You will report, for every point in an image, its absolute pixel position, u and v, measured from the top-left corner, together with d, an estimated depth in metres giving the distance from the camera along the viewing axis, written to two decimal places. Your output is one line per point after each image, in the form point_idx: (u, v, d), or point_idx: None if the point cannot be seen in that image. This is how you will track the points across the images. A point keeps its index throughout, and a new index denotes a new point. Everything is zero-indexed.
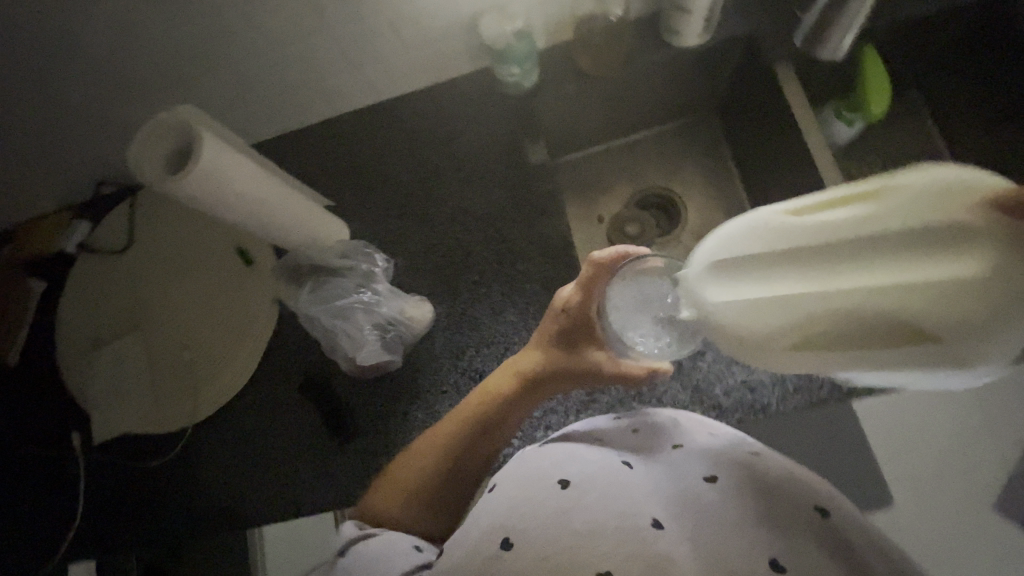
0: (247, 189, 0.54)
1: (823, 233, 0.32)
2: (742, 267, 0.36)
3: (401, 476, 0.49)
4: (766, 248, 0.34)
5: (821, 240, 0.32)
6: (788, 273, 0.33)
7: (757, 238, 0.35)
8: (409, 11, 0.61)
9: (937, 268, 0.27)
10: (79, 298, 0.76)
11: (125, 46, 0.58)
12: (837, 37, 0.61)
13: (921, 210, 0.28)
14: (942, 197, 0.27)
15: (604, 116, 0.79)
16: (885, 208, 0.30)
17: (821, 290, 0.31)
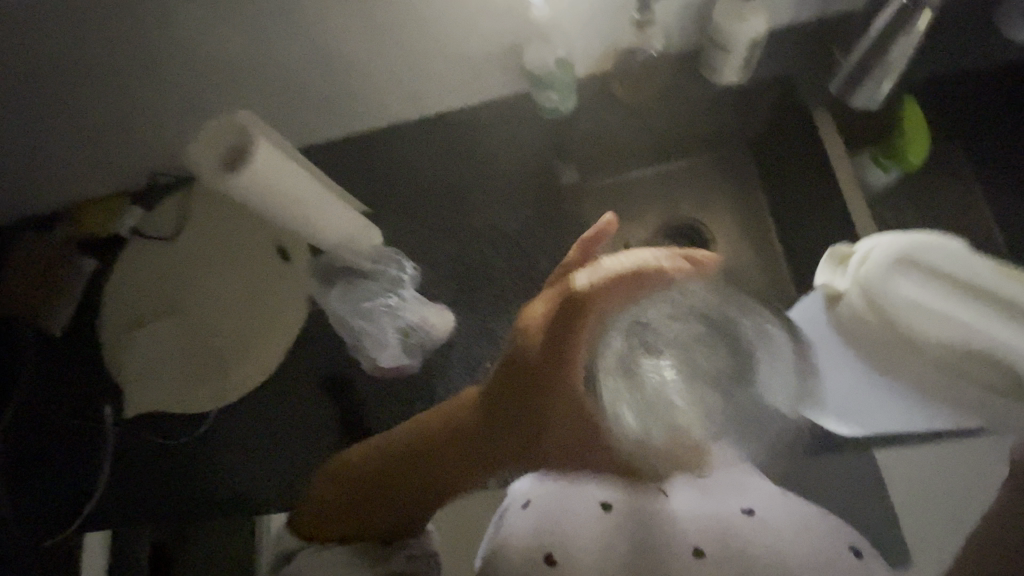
0: (294, 191, 0.57)
1: (998, 288, 0.38)
2: (920, 275, 0.39)
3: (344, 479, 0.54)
4: (950, 273, 0.38)
5: (992, 291, 0.38)
6: (956, 299, 0.38)
7: (965, 262, 0.38)
8: (460, 36, 0.65)
9: None
10: (123, 279, 0.80)
11: (195, 54, 0.63)
12: (875, 82, 0.65)
13: None
14: None
15: (637, 146, 0.81)
16: None
17: (976, 326, 0.37)
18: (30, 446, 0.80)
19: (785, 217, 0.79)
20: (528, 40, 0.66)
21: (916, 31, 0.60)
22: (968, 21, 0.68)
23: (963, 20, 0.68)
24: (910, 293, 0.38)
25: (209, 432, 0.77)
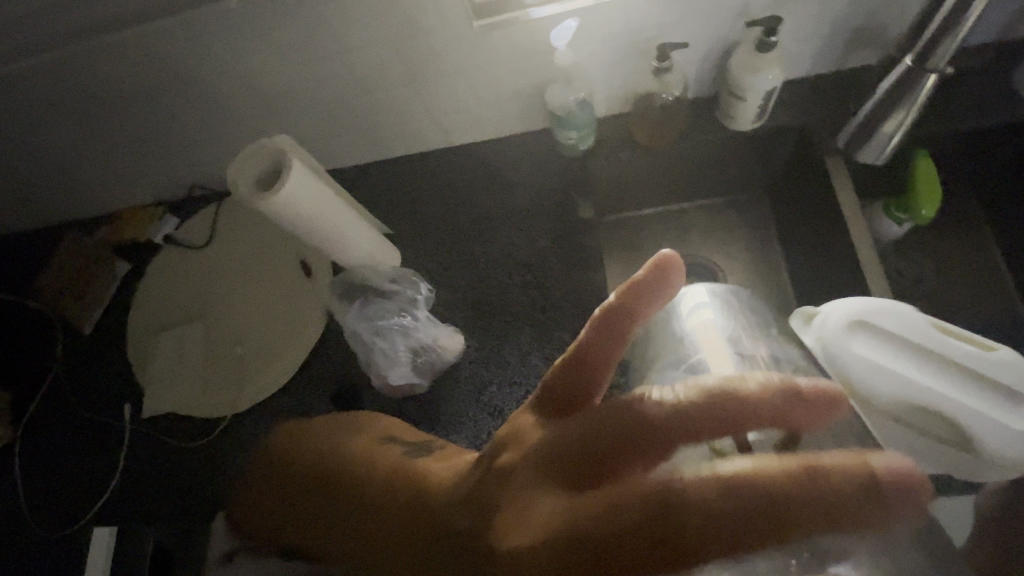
0: (323, 212, 0.60)
1: (935, 347, 0.52)
2: (876, 336, 0.52)
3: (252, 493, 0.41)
4: (899, 333, 0.52)
5: (930, 350, 0.52)
6: (901, 355, 0.52)
7: (910, 326, 0.52)
8: (489, 74, 0.69)
9: (973, 397, 0.51)
10: (156, 284, 0.85)
11: (242, 81, 0.68)
12: (880, 137, 0.66)
13: (993, 369, 0.51)
14: (1005, 369, 0.50)
15: (655, 183, 0.83)
16: (984, 357, 0.51)
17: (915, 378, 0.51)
18: (51, 438, 0.83)
19: (801, 259, 0.79)
20: (551, 81, 0.70)
21: (922, 92, 0.61)
22: (984, 80, 0.70)
23: (979, 79, 0.70)
24: (862, 350, 0.52)
25: (216, 439, 0.76)
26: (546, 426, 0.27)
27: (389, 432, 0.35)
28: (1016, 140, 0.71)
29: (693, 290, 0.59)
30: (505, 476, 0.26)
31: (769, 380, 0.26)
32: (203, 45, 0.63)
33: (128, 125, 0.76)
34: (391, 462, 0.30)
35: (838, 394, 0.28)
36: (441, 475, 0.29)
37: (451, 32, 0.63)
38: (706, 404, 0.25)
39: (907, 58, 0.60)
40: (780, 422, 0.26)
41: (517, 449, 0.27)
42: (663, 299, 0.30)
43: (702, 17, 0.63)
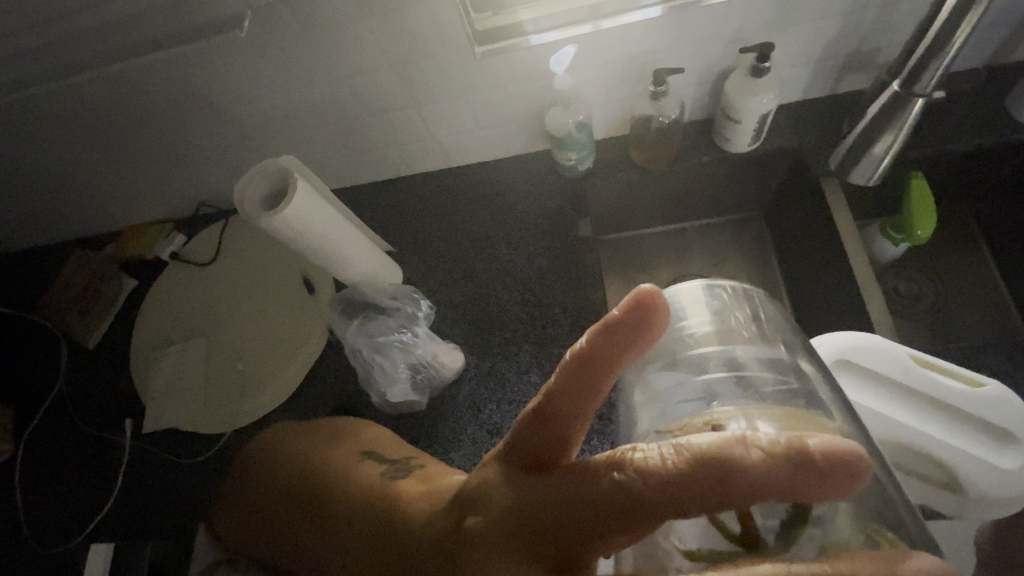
0: (326, 230, 0.62)
1: (921, 384, 0.52)
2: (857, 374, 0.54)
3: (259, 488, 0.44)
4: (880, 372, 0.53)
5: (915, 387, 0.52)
6: (884, 392, 0.53)
7: (892, 364, 0.53)
8: (489, 98, 0.71)
9: (960, 434, 0.51)
10: (161, 300, 0.86)
11: (250, 104, 0.70)
12: (870, 160, 0.67)
13: (981, 407, 0.50)
14: (995, 408, 0.50)
15: (653, 203, 0.84)
16: (974, 394, 0.51)
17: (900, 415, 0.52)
18: (53, 453, 0.84)
19: (799, 280, 0.79)
20: (551, 104, 0.72)
21: (910, 116, 0.62)
22: (976, 103, 0.71)
23: (971, 103, 0.71)
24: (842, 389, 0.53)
25: (216, 457, 0.76)
26: (523, 483, 0.33)
27: (370, 442, 0.49)
28: (1009, 162, 0.72)
29: (688, 285, 0.52)
30: (485, 535, 0.32)
31: (770, 444, 0.29)
32: (213, 70, 0.65)
33: (138, 145, 0.78)
34: (367, 481, 0.41)
35: (855, 452, 0.29)
36: (415, 507, 0.38)
37: (453, 58, 0.65)
38: (689, 470, 0.29)
39: (894, 84, 0.61)
40: (785, 491, 0.29)
41: (489, 509, 0.33)
42: (633, 341, 0.35)
43: (696, 44, 0.64)
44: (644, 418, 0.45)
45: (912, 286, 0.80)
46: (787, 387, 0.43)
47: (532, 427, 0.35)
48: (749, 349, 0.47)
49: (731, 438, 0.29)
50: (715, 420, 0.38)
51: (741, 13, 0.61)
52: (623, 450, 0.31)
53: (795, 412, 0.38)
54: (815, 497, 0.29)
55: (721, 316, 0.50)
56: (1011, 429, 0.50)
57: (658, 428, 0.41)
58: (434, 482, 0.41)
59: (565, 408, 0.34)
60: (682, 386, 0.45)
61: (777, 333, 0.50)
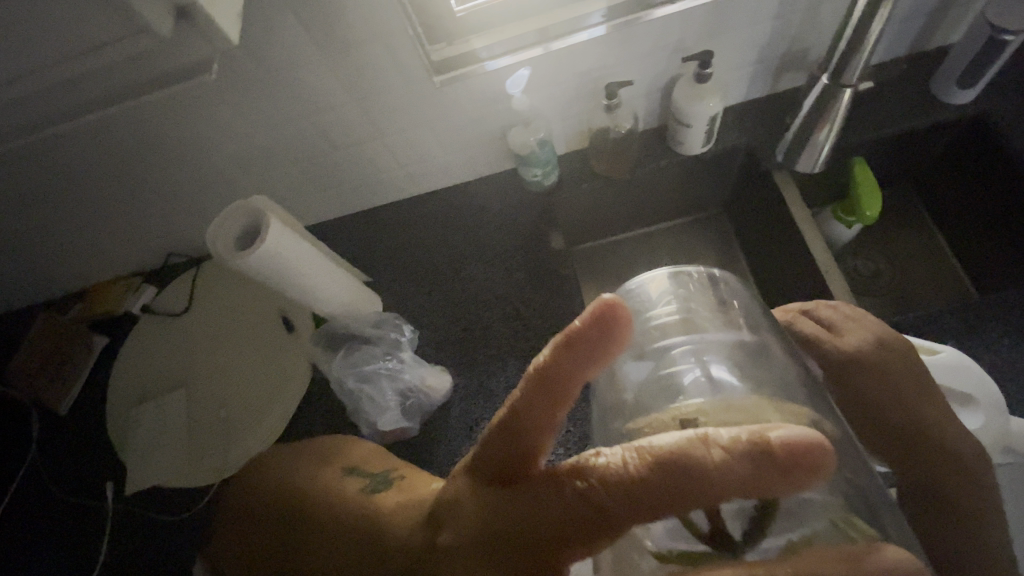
0: (301, 265, 0.62)
1: None
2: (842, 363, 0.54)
3: (272, 517, 0.49)
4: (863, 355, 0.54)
5: None
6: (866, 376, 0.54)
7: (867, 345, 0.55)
8: (448, 125, 0.73)
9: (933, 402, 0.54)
10: (136, 355, 0.84)
11: (213, 150, 0.71)
12: (814, 151, 0.72)
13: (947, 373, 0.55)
14: (956, 372, 0.55)
15: (620, 211, 0.87)
16: (938, 361, 0.56)
17: None
18: (32, 526, 0.80)
19: (764, 269, 0.83)
20: (512, 125, 0.75)
21: (842, 105, 0.67)
22: (902, 90, 0.77)
23: (899, 88, 0.77)
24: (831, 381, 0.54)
25: (207, 508, 0.74)
26: (488, 496, 0.33)
27: (359, 458, 0.52)
28: (942, 140, 0.78)
29: (653, 275, 0.53)
30: (455, 551, 0.33)
31: (729, 442, 0.29)
32: (174, 121, 0.65)
33: (102, 201, 0.78)
34: (350, 496, 0.44)
35: (820, 444, 0.29)
36: (396, 519, 0.40)
37: (411, 87, 0.66)
38: (647, 473, 0.29)
39: (822, 78, 0.66)
40: (746, 488, 0.29)
41: (460, 522, 0.34)
42: (596, 352, 0.34)
43: (641, 58, 0.68)
44: (626, 404, 0.47)
45: (868, 264, 0.85)
46: (753, 377, 0.44)
47: (495, 440, 0.34)
48: (717, 338, 0.48)
49: (691, 439, 0.29)
50: (683, 416, 0.40)
51: (678, 27, 0.65)
52: (586, 456, 0.32)
53: (766, 402, 0.41)
54: (778, 492, 0.29)
55: (687, 306, 0.51)
56: (971, 390, 0.55)
57: (632, 423, 0.43)
58: (413, 493, 0.42)
59: (525, 420, 0.34)
60: (653, 381, 0.46)
61: (742, 316, 0.52)
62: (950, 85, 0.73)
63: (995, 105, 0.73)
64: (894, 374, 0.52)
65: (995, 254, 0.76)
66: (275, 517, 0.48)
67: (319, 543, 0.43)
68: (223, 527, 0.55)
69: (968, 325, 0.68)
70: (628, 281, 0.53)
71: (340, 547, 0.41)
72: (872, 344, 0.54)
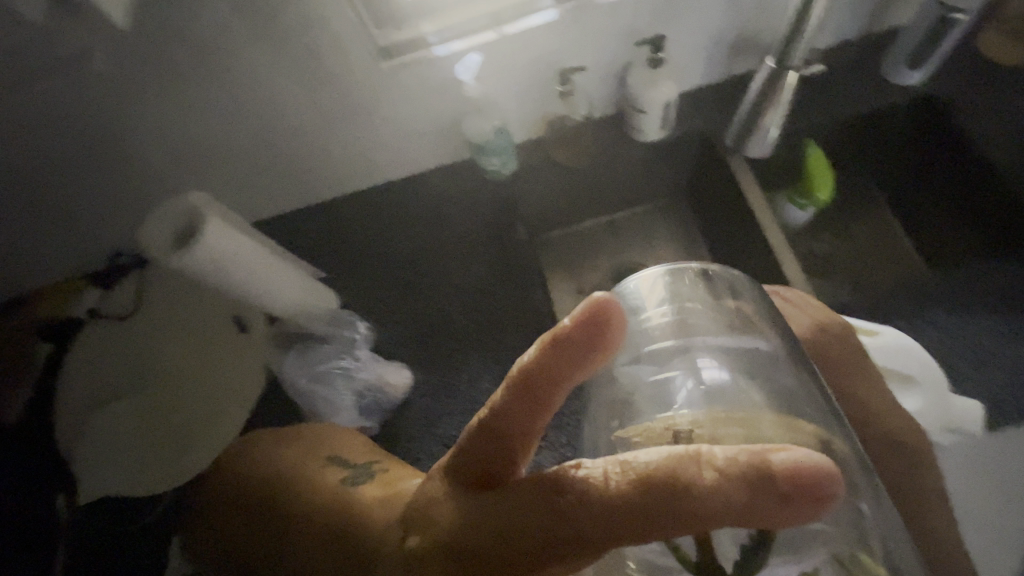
0: (247, 262, 0.60)
1: None
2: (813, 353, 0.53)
3: (238, 516, 0.48)
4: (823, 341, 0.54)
5: None
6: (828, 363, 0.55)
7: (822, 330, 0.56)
8: (399, 115, 0.71)
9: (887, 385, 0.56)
10: (81, 361, 0.78)
11: (149, 144, 0.67)
12: (762, 135, 0.72)
13: (888, 355, 0.58)
14: (895, 352, 0.58)
15: (582, 200, 0.87)
16: (877, 342, 0.59)
17: None
18: None
19: (723, 256, 0.84)
20: (466, 114, 0.73)
21: (786, 88, 0.68)
22: (854, 73, 0.77)
23: (851, 72, 0.77)
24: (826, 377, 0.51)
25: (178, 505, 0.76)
26: (458, 499, 0.30)
27: (337, 449, 0.52)
28: (894, 122, 0.79)
29: (647, 271, 0.49)
30: (422, 561, 0.29)
31: (726, 464, 0.25)
32: (105, 113, 0.62)
33: (38, 200, 0.74)
34: (327, 489, 0.43)
35: (828, 471, 0.25)
36: (374, 512, 0.37)
37: (357, 75, 0.64)
38: (630, 491, 0.25)
39: (768, 61, 0.67)
40: (739, 518, 0.25)
41: (426, 525, 0.31)
42: (587, 354, 0.31)
43: (596, 43, 0.67)
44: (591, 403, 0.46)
45: None
46: (750, 384, 0.43)
47: (470, 439, 0.31)
48: (710, 341, 0.46)
49: (682, 456, 0.25)
50: (678, 426, 0.37)
51: (630, 9, 0.64)
52: (564, 467, 0.28)
53: (778, 418, 0.38)
54: (777, 524, 0.25)
55: (681, 307, 0.48)
56: (910, 370, 0.58)
57: (620, 429, 0.42)
58: (393, 487, 0.41)
59: (504, 422, 0.30)
60: (644, 387, 0.44)
61: (739, 315, 0.49)
62: (899, 67, 0.74)
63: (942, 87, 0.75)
64: (846, 358, 0.53)
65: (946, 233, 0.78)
66: (240, 515, 0.47)
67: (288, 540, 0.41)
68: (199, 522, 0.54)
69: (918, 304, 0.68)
70: (621, 281, 0.49)
71: (310, 545, 0.39)
72: (822, 330, 0.55)
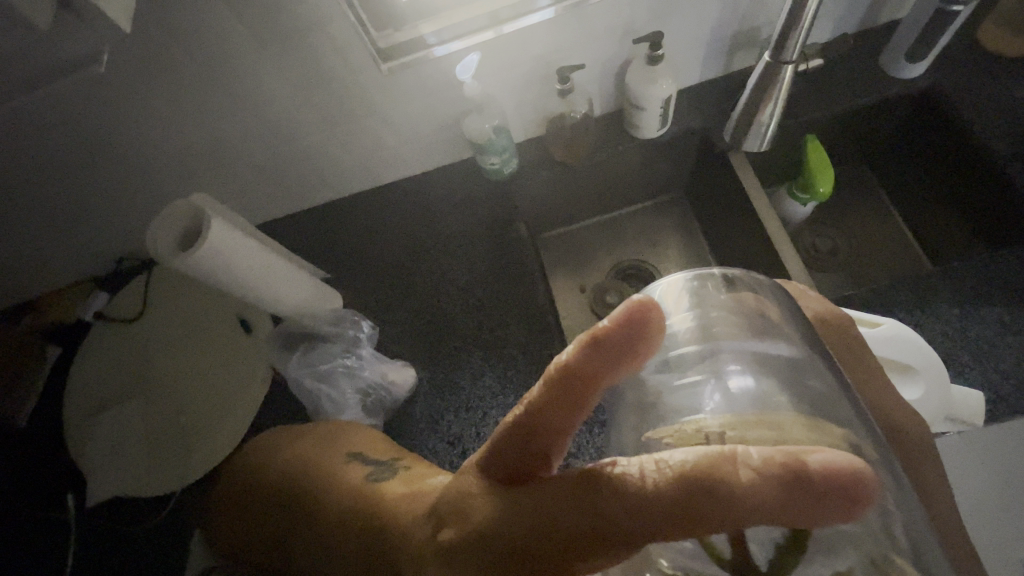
0: (250, 263, 0.60)
1: None
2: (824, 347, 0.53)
3: (255, 512, 0.48)
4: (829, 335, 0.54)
5: None
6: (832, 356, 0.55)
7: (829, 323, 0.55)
8: (399, 115, 0.72)
9: None
10: (92, 364, 0.80)
11: (152, 148, 0.68)
12: (760, 131, 0.72)
13: (889, 346, 0.58)
14: (897, 342, 0.58)
15: (581, 197, 0.87)
16: (878, 332, 0.59)
17: None
18: None
19: (724, 250, 0.84)
20: (465, 113, 0.73)
21: (784, 82, 0.68)
22: (852, 67, 0.77)
23: (849, 65, 0.78)
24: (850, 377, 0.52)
25: (180, 507, 0.75)
26: (497, 494, 0.32)
27: (358, 445, 0.51)
28: (892, 114, 0.79)
29: (669, 277, 0.50)
30: (456, 551, 0.31)
31: (761, 462, 0.27)
32: (107, 118, 0.63)
33: (44, 205, 0.75)
34: (348, 487, 0.43)
35: (859, 473, 0.28)
36: (398, 507, 0.38)
37: (357, 77, 0.65)
38: (670, 487, 0.28)
39: (766, 55, 0.66)
40: (774, 514, 0.27)
41: (461, 521, 0.32)
42: (623, 355, 0.35)
43: (593, 40, 0.68)
44: None
45: (826, 241, 0.86)
46: (779, 389, 0.42)
47: (510, 436, 0.33)
48: (735, 347, 0.47)
49: (719, 455, 0.28)
50: (707, 429, 0.39)
51: (627, 7, 0.64)
52: (601, 465, 0.30)
53: (803, 419, 0.39)
54: (810, 521, 0.27)
55: (704, 311, 0.49)
56: (912, 361, 0.57)
57: (652, 430, 0.43)
58: (418, 483, 0.41)
59: (543, 418, 0.33)
60: (672, 392, 0.45)
61: (769, 319, 0.49)
62: (899, 58, 0.74)
63: (941, 78, 0.74)
64: (850, 350, 0.53)
65: (949, 223, 0.77)
66: (258, 508, 0.48)
67: (313, 537, 0.42)
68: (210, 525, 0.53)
69: (922, 297, 0.67)
70: (647, 288, 0.48)
71: (333, 542, 0.40)
72: (825, 321, 0.55)
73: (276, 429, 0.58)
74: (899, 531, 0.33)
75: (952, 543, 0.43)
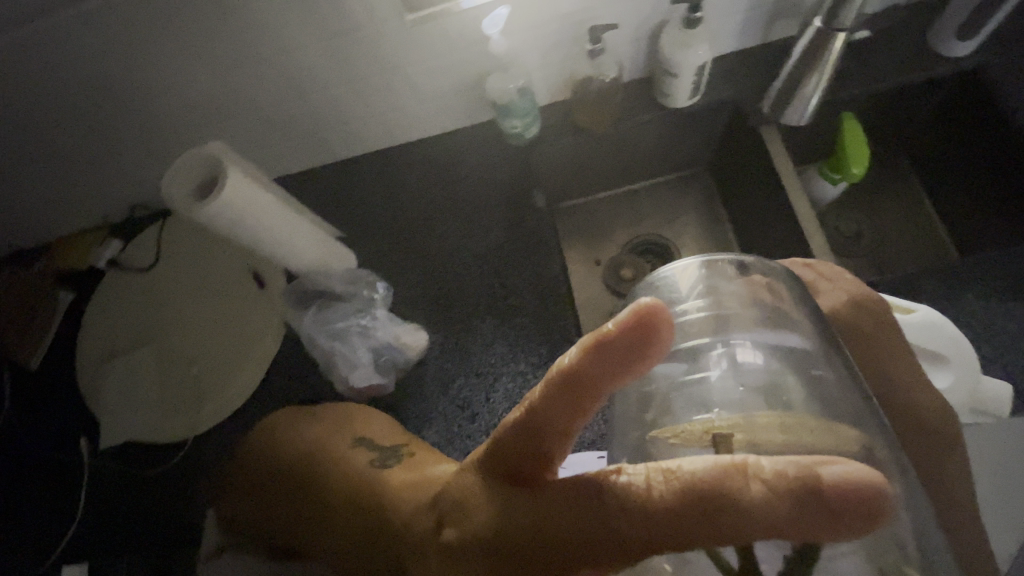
0: (266, 216, 0.59)
1: None
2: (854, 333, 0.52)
3: (252, 486, 0.49)
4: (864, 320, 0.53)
5: None
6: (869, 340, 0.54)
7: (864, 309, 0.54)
8: (422, 70, 0.69)
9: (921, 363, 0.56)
10: (105, 310, 0.81)
11: (167, 91, 0.66)
12: (802, 104, 0.70)
13: (922, 333, 0.58)
14: (931, 330, 0.58)
15: (602, 166, 0.85)
16: (914, 319, 0.58)
17: None
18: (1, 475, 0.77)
19: (746, 229, 0.82)
20: (489, 72, 0.71)
21: (833, 55, 0.65)
22: (897, 42, 0.74)
23: (895, 40, 0.74)
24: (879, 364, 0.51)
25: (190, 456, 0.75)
26: (500, 495, 0.32)
27: (363, 428, 0.52)
28: (934, 94, 0.76)
29: (685, 264, 0.49)
30: (462, 549, 0.32)
31: (773, 476, 0.27)
32: (122, 57, 0.61)
33: (59, 145, 0.74)
34: (355, 471, 0.44)
35: (876, 487, 0.27)
36: (403, 499, 0.39)
37: (381, 27, 0.62)
38: (677, 499, 0.27)
39: (816, 21, 0.63)
40: (786, 530, 0.27)
41: (465, 521, 0.33)
42: (628, 361, 0.32)
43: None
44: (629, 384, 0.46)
45: (851, 226, 0.84)
46: (793, 386, 0.42)
47: (510, 440, 0.33)
48: (750, 340, 0.46)
49: (729, 468, 0.27)
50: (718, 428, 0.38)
51: None
52: (606, 472, 0.30)
53: (820, 424, 0.37)
54: (824, 537, 0.27)
55: (719, 301, 0.47)
56: (945, 348, 0.57)
57: (655, 429, 0.43)
58: (422, 473, 0.42)
59: (544, 425, 0.32)
60: (678, 389, 0.44)
61: (790, 309, 0.47)
62: (947, 36, 0.70)
63: (990, 59, 0.71)
64: (881, 338, 0.52)
65: (984, 213, 0.75)
66: (259, 483, 0.48)
67: (317, 519, 0.43)
68: (220, 502, 0.54)
69: (949, 287, 0.66)
70: (657, 270, 0.49)
71: (342, 522, 0.41)
72: (856, 307, 0.54)
73: (285, 409, 0.58)
74: (908, 520, 0.34)
75: (956, 534, 0.43)
